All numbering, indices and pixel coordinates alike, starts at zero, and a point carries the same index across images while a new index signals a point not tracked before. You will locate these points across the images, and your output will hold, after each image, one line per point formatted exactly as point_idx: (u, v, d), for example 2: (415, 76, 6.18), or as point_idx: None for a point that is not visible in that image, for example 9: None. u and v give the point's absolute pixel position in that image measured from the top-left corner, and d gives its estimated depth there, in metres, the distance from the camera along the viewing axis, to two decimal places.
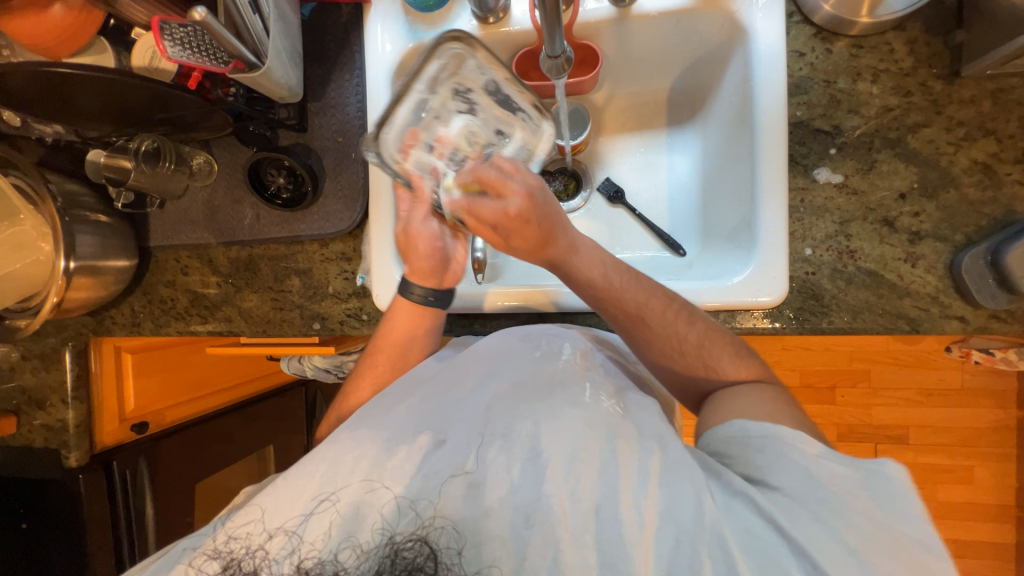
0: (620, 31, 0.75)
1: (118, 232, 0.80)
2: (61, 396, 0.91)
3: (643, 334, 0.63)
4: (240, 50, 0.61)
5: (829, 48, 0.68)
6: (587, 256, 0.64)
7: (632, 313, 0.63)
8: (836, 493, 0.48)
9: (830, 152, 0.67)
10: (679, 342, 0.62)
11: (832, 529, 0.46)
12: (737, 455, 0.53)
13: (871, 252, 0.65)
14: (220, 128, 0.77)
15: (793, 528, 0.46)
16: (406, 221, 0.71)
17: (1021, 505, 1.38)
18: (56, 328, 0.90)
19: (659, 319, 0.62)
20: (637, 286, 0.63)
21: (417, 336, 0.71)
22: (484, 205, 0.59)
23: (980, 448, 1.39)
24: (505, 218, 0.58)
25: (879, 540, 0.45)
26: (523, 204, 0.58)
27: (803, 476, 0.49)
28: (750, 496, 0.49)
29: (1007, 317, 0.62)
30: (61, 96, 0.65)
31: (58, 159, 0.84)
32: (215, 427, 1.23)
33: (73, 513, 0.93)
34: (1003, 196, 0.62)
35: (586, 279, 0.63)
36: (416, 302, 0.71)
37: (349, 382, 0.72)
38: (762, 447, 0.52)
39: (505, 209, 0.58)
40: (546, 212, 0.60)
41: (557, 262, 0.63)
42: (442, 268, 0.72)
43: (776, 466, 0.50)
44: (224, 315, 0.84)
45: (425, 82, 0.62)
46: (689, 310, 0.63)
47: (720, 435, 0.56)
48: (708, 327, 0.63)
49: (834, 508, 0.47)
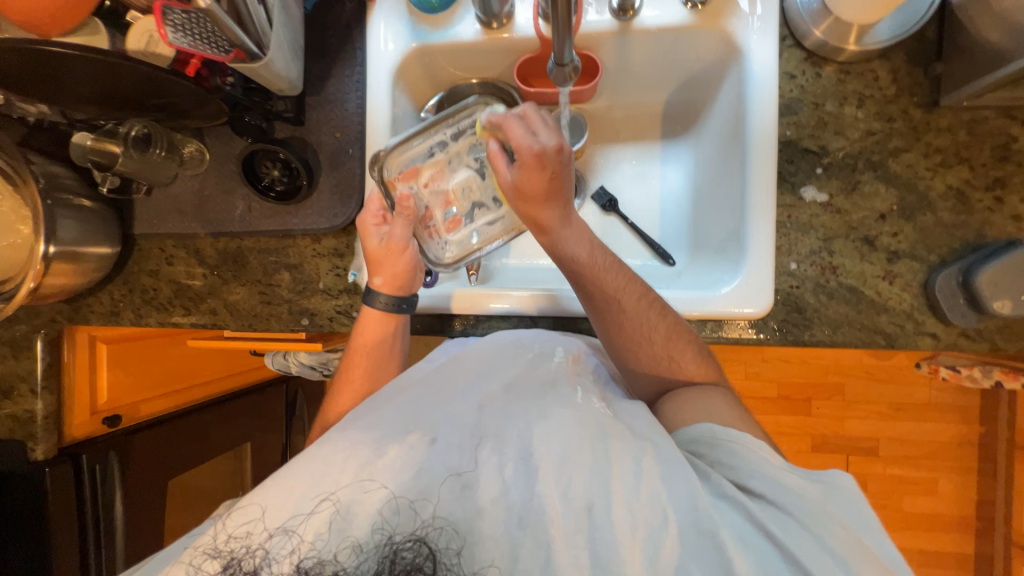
0: (620, 43, 0.77)
1: (102, 218, 0.78)
2: (31, 385, 0.87)
3: (616, 321, 0.65)
4: (242, 39, 0.61)
5: (818, 73, 0.71)
6: (579, 234, 0.65)
7: (608, 296, 0.65)
8: (810, 500, 0.50)
9: (816, 171, 0.70)
10: (648, 330, 0.65)
11: (815, 534, 0.48)
12: (714, 459, 0.55)
13: (852, 268, 0.68)
14: (214, 117, 0.76)
15: (782, 534, 0.47)
16: (386, 236, 0.71)
17: (980, 516, 1.45)
18: (28, 315, 0.87)
19: (633, 305, 0.65)
20: (617, 272, 0.65)
21: (390, 341, 0.73)
22: (515, 129, 0.59)
23: (945, 461, 1.45)
24: (525, 150, 0.58)
25: (856, 545, 0.47)
26: (549, 146, 0.58)
27: (779, 482, 0.51)
28: (738, 500, 0.50)
29: (976, 335, 0.66)
30: (49, 75, 0.63)
31: (40, 140, 0.82)
32: (192, 422, 1.20)
33: (37, 509, 0.89)
34: (974, 221, 0.66)
35: (572, 255, 0.64)
36: (382, 310, 0.72)
37: (327, 396, 0.74)
38: (733, 450, 0.54)
39: (533, 143, 0.58)
40: (564, 172, 0.60)
41: (546, 226, 0.64)
42: (411, 278, 0.73)
43: (752, 471, 0.52)
44: (210, 307, 0.83)
45: (452, 129, 0.75)
46: (661, 303, 0.66)
47: (689, 435, 0.58)
48: (678, 323, 0.66)
49: (811, 513, 0.49)
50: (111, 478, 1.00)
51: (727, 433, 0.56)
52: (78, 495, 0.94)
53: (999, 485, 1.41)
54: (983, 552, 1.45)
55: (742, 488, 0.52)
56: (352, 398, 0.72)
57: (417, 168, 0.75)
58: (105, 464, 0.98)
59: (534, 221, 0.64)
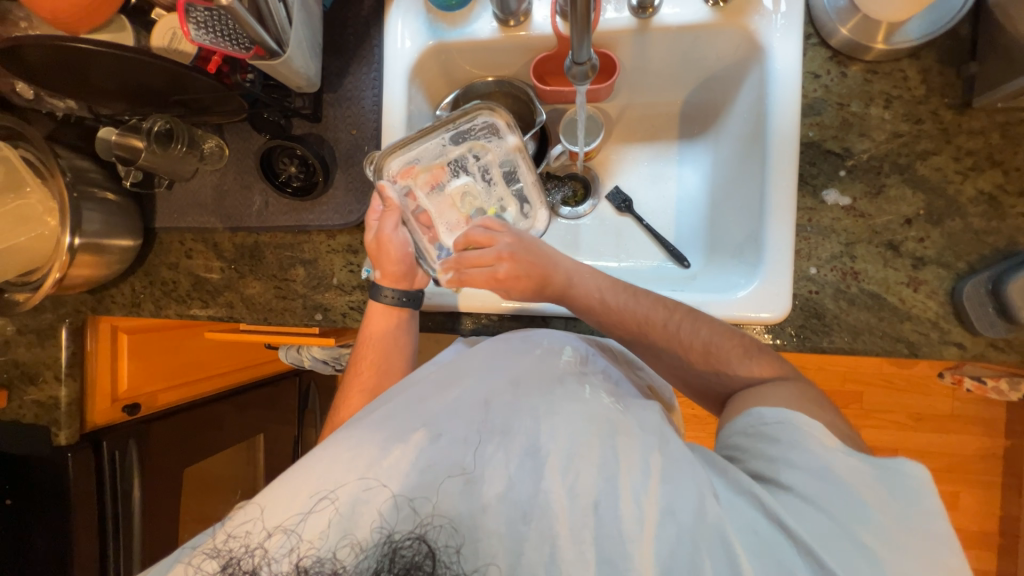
0: (639, 41, 0.76)
1: (125, 211, 0.80)
2: (55, 372, 0.90)
3: (650, 344, 0.65)
4: (262, 36, 0.62)
5: (843, 72, 0.69)
6: (584, 283, 0.68)
7: (634, 329, 0.65)
8: (846, 489, 0.47)
9: (839, 173, 0.68)
10: (689, 346, 0.63)
11: (846, 531, 0.45)
12: (751, 450, 0.53)
13: (875, 274, 0.66)
14: (234, 114, 0.77)
15: (800, 528, 0.46)
16: (377, 228, 0.72)
17: (1002, 533, 1.40)
18: (54, 304, 0.89)
19: (661, 330, 0.64)
20: (641, 299, 0.66)
21: (396, 336, 0.73)
22: (475, 275, 0.69)
23: (966, 475, 1.41)
24: (495, 278, 0.68)
25: (891, 540, 0.44)
26: (512, 246, 0.68)
27: (819, 475, 0.48)
28: (756, 494, 0.49)
29: (1005, 346, 0.63)
30: (76, 71, 0.65)
31: (67, 135, 0.84)
32: (207, 413, 1.23)
33: (58, 492, 0.92)
34: (1006, 227, 0.63)
35: (585, 303, 0.67)
36: (388, 305, 0.73)
37: (339, 393, 0.74)
38: (776, 439, 0.52)
39: (494, 273, 0.67)
40: (534, 260, 0.68)
41: (558, 292, 0.68)
42: (410, 271, 0.72)
43: (790, 461, 0.50)
44: (226, 300, 0.84)
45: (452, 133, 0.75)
46: (694, 313, 0.65)
47: (739, 425, 0.56)
48: (717, 327, 0.63)
49: (841, 505, 0.46)
50: (130, 466, 1.02)
51: (773, 417, 0.53)
52: (98, 481, 0.97)
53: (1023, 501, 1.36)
54: (1004, 569, 1.41)
55: (772, 478, 0.50)
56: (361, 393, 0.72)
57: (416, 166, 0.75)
58: (124, 450, 1.01)
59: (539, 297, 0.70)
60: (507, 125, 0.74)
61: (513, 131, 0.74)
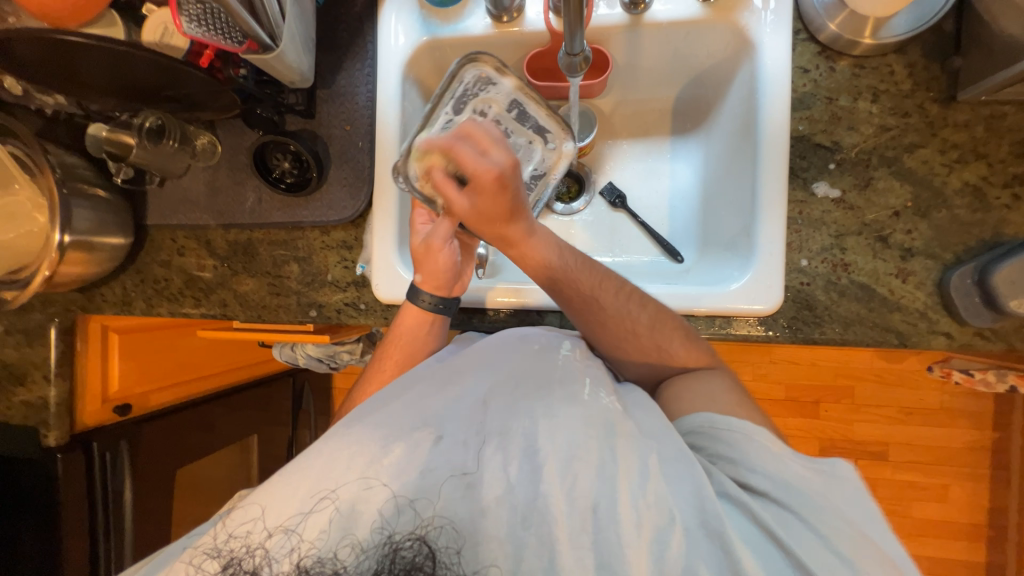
0: (631, 37, 0.76)
1: (116, 208, 0.79)
2: (44, 372, 0.89)
3: (598, 316, 0.66)
4: (254, 29, 0.62)
5: (832, 67, 0.70)
6: (543, 237, 0.65)
7: (586, 293, 0.66)
8: (812, 492, 0.51)
9: (829, 167, 0.69)
10: (631, 323, 0.66)
11: (823, 537, 0.48)
12: (714, 452, 0.55)
13: (865, 266, 0.67)
14: (227, 109, 0.76)
15: (789, 539, 0.48)
16: (427, 235, 0.73)
17: (992, 524, 1.42)
18: (43, 304, 0.88)
19: (611, 300, 0.66)
20: (590, 271, 0.67)
21: (423, 339, 0.73)
22: (467, 154, 0.55)
23: (955, 467, 1.43)
24: (483, 175, 0.55)
25: (863, 542, 0.48)
26: (504, 167, 0.55)
27: (784, 481, 0.51)
28: (741, 499, 0.50)
29: (991, 335, 0.64)
30: (66, 66, 0.64)
31: (57, 132, 0.83)
32: (199, 414, 1.21)
33: (48, 494, 0.91)
34: (991, 218, 0.65)
35: (542, 261, 0.66)
36: (426, 309, 0.73)
37: (356, 388, 0.73)
38: (732, 442, 0.55)
39: (489, 167, 0.55)
40: (523, 188, 0.59)
41: (515, 240, 0.64)
42: (453, 277, 0.74)
43: (752, 466, 0.53)
44: (219, 298, 0.83)
45: (451, 102, 0.72)
46: (640, 294, 0.67)
47: (687, 425, 0.59)
48: (659, 310, 0.66)
49: (814, 508, 0.49)
50: (121, 467, 1.01)
51: (726, 421, 0.57)
52: (89, 483, 0.96)
53: (1011, 493, 1.39)
54: (994, 561, 1.43)
55: (743, 486, 0.52)
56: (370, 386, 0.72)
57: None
58: (115, 452, 1.00)
59: (503, 237, 0.64)
60: (499, 70, 0.70)
61: (506, 72, 0.71)
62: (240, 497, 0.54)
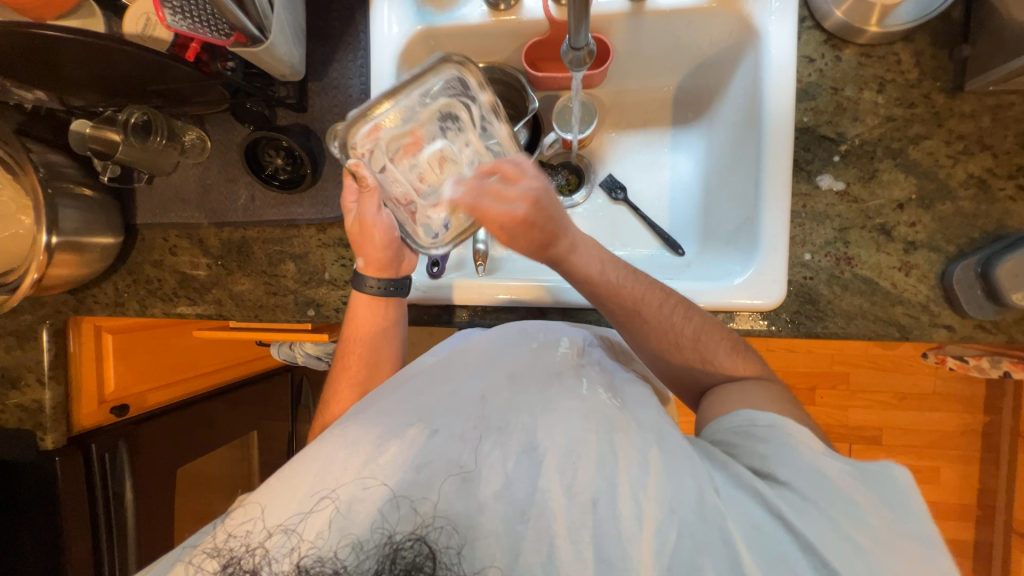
0: (633, 25, 0.74)
1: (104, 208, 0.77)
2: (38, 375, 0.88)
3: (642, 329, 0.65)
4: (242, 21, 0.59)
5: (838, 56, 0.69)
6: (586, 254, 0.64)
7: (629, 307, 0.64)
8: (842, 489, 0.49)
9: (833, 159, 0.68)
10: (676, 336, 0.64)
11: (839, 526, 0.47)
12: (744, 449, 0.55)
13: (868, 259, 0.67)
14: (215, 104, 0.74)
15: (803, 525, 0.47)
16: (361, 211, 0.71)
17: (980, 504, 1.46)
18: (33, 305, 0.86)
19: (656, 313, 0.64)
20: (634, 282, 0.65)
21: (383, 328, 0.74)
22: (489, 207, 0.61)
23: (946, 450, 1.46)
24: (512, 219, 0.60)
25: (886, 537, 0.46)
26: (529, 205, 0.60)
27: (813, 471, 0.51)
28: (756, 488, 0.50)
29: (993, 327, 0.64)
30: (46, 61, 0.61)
31: (38, 128, 0.80)
32: (198, 411, 1.20)
33: (47, 497, 0.90)
34: (995, 210, 0.64)
35: (585, 275, 0.64)
36: (372, 294, 0.72)
37: (326, 391, 0.74)
38: (766, 437, 0.55)
39: (512, 212, 0.60)
40: (555, 212, 0.62)
41: (557, 257, 0.64)
42: (393, 259, 0.72)
43: (781, 460, 0.52)
44: (214, 298, 0.82)
45: (421, 92, 0.66)
46: (686, 304, 0.66)
47: (726, 424, 0.59)
48: (705, 321, 0.65)
49: (840, 504, 0.48)
50: (121, 466, 1.00)
51: (764, 421, 0.56)
52: (88, 485, 0.95)
53: (1001, 474, 1.42)
54: (982, 539, 1.47)
55: (768, 475, 0.52)
56: (350, 388, 0.72)
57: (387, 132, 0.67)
58: (114, 452, 0.99)
59: (545, 255, 0.64)
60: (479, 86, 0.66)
61: (484, 86, 0.66)
62: (240, 496, 0.53)
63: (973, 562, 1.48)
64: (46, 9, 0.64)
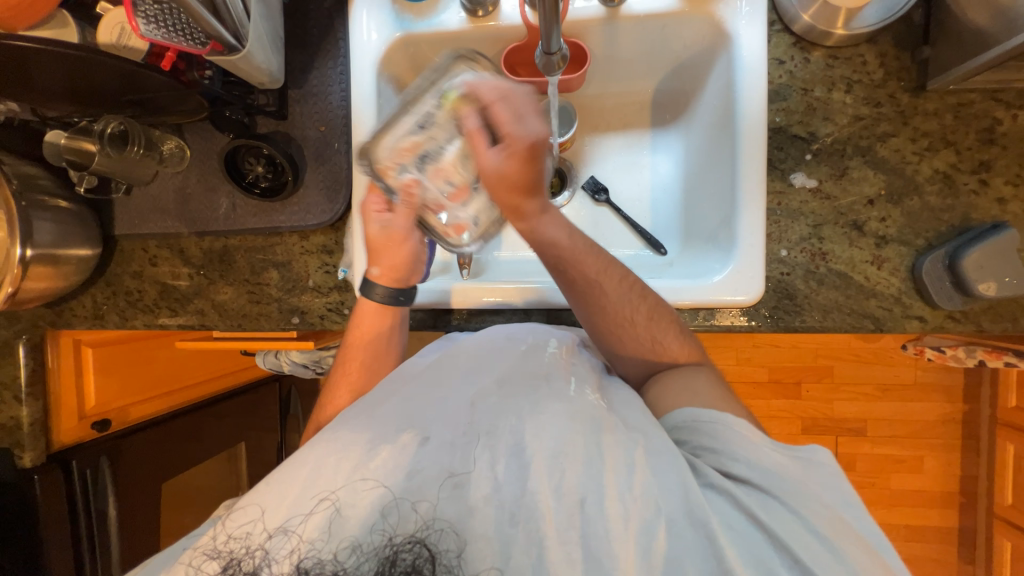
0: (609, 30, 0.75)
1: (81, 219, 0.75)
2: (14, 392, 0.85)
3: (601, 305, 0.66)
4: (218, 29, 0.59)
5: (806, 58, 0.71)
6: (555, 218, 0.66)
7: (590, 278, 0.65)
8: (789, 478, 0.51)
9: (806, 158, 0.70)
10: (630, 314, 0.65)
11: (803, 519, 0.49)
12: (700, 447, 0.55)
13: (841, 254, 0.69)
14: (194, 113, 0.73)
15: (770, 520, 0.48)
16: (387, 224, 0.70)
17: (963, 491, 1.49)
18: (8, 321, 0.85)
19: (615, 288, 0.65)
20: (597, 256, 0.66)
21: (385, 334, 0.72)
22: (502, 113, 0.60)
23: (929, 439, 1.49)
24: (522, 138, 0.60)
25: (838, 523, 0.49)
26: (539, 137, 0.60)
27: (761, 466, 0.52)
28: (727, 489, 0.51)
29: (962, 317, 0.66)
30: (18, 72, 0.61)
31: (11, 140, 0.78)
32: (184, 424, 1.18)
33: (26, 517, 0.88)
34: (960, 204, 0.67)
35: (551, 240, 0.65)
36: (380, 302, 0.71)
37: (324, 394, 0.72)
38: (715, 432, 0.55)
39: (529, 133, 0.60)
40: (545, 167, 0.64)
41: (526, 215, 0.65)
42: (410, 271, 0.72)
43: (733, 456, 0.53)
44: (196, 308, 0.81)
45: (434, 96, 0.61)
46: (643, 285, 0.67)
47: (674, 420, 0.59)
48: (658, 303, 0.66)
49: (796, 493, 0.50)
50: (103, 483, 0.98)
51: (709, 415, 0.57)
52: (69, 503, 0.93)
53: (981, 460, 1.46)
54: (966, 525, 1.50)
55: (726, 474, 0.52)
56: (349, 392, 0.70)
57: (410, 142, 0.62)
58: (96, 469, 0.97)
59: (514, 208, 0.64)
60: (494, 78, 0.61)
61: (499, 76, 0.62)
62: (239, 498, 0.53)
63: (958, 548, 1.52)
64: (17, 20, 0.63)
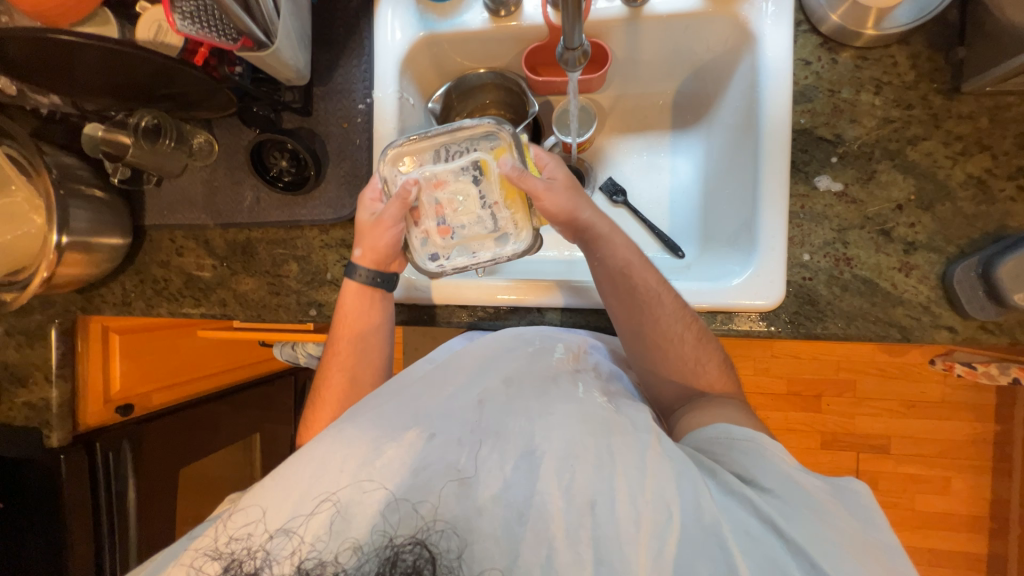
0: (631, 31, 0.75)
1: (113, 209, 0.78)
2: (45, 373, 0.89)
3: (649, 321, 0.64)
4: (249, 27, 0.62)
5: (834, 58, 0.69)
6: (618, 241, 0.66)
7: (645, 299, 0.64)
8: (816, 498, 0.50)
9: (831, 160, 0.68)
10: (677, 335, 0.64)
11: (824, 531, 0.47)
12: (728, 458, 0.54)
13: (868, 260, 0.67)
14: (223, 108, 0.76)
15: (792, 529, 0.47)
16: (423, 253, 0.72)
17: (994, 516, 1.42)
18: (43, 305, 0.88)
19: (669, 309, 0.64)
20: (654, 277, 0.65)
21: (368, 321, 0.73)
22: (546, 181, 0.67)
23: (956, 459, 1.43)
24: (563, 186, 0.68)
25: (860, 541, 0.48)
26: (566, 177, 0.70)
27: (789, 480, 0.51)
28: (745, 495, 0.50)
29: (995, 328, 0.64)
30: (61, 66, 0.64)
31: (52, 132, 0.82)
32: (202, 413, 1.21)
33: (51, 495, 0.91)
34: (996, 211, 0.64)
35: (614, 259, 0.65)
36: (362, 284, 0.71)
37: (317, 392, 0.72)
38: (744, 448, 0.54)
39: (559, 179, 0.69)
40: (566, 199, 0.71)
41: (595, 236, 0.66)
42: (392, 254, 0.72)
43: (761, 467, 0.52)
44: (219, 298, 0.83)
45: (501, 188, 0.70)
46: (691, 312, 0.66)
47: (705, 435, 0.58)
48: (702, 331, 0.65)
49: (818, 510, 0.49)
50: (125, 466, 1.01)
51: (741, 433, 0.56)
52: (91, 485, 0.96)
53: (1013, 484, 1.39)
54: (996, 552, 1.43)
55: (749, 482, 0.51)
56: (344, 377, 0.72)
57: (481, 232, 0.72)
58: (118, 452, 1.00)
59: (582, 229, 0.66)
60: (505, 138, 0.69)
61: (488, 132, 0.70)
62: (240, 499, 0.53)
63: None
64: (63, 16, 0.66)
